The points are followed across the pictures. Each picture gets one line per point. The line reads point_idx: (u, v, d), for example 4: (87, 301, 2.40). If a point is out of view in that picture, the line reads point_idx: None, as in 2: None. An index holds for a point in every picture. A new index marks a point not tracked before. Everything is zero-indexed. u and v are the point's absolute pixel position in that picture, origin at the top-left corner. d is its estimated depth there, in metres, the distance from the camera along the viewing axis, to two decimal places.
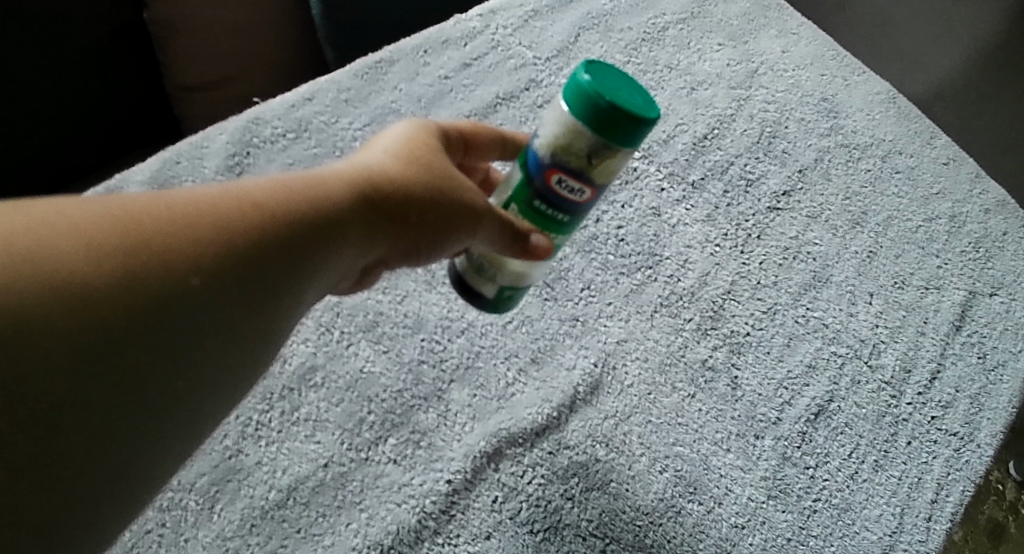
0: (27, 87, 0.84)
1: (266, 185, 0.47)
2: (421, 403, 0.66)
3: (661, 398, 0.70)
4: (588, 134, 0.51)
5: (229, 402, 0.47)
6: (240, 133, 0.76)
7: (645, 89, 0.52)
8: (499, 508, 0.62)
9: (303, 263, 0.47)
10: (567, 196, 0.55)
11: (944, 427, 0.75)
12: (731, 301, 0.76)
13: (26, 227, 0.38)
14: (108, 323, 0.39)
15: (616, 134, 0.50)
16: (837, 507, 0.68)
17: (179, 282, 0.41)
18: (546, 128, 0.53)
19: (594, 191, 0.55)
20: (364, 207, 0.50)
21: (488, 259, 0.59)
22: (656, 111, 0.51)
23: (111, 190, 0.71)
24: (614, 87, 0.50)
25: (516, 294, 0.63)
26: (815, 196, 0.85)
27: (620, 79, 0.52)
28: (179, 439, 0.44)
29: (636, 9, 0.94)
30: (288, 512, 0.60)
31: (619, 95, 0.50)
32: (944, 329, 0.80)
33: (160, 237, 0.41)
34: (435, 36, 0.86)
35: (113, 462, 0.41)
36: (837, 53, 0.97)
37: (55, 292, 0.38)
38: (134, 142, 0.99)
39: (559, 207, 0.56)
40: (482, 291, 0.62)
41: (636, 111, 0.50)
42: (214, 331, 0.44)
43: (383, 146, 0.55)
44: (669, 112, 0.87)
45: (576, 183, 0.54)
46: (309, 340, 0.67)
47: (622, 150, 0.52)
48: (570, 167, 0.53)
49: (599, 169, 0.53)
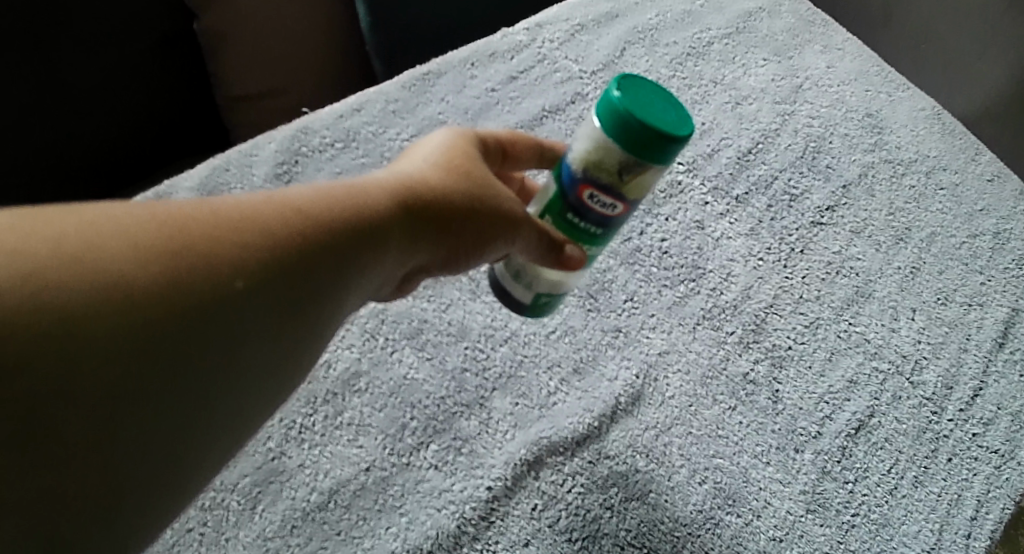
0: (80, 92, 0.88)
1: (309, 194, 0.48)
2: (463, 410, 0.67)
3: (702, 410, 0.70)
4: (618, 152, 0.52)
5: (269, 404, 0.49)
6: (289, 141, 0.78)
7: (679, 103, 0.53)
8: (539, 515, 0.63)
9: (343, 270, 0.48)
10: (599, 211, 0.56)
11: (986, 444, 0.73)
12: (774, 315, 0.76)
13: (76, 230, 0.40)
14: (158, 324, 0.40)
15: (647, 152, 0.51)
16: (875, 522, 0.67)
17: (225, 287, 0.43)
18: (579, 144, 0.54)
19: (627, 205, 0.55)
20: (404, 216, 0.51)
21: (524, 267, 0.61)
22: (689, 127, 0.52)
23: (162, 196, 0.73)
24: (645, 104, 0.51)
25: (551, 302, 0.64)
26: (860, 211, 0.85)
27: (653, 95, 0.52)
28: (222, 436, 0.45)
29: (681, 23, 0.94)
30: (329, 514, 0.61)
31: (650, 113, 0.51)
32: (987, 345, 0.78)
33: (206, 242, 0.43)
34: (482, 49, 0.87)
35: (161, 458, 0.42)
36: (881, 69, 0.97)
37: (105, 293, 0.39)
38: (185, 149, 1.02)
39: (592, 219, 0.56)
40: (519, 298, 0.63)
41: (666, 129, 0.50)
42: (258, 335, 0.45)
43: (423, 155, 0.56)
44: (713, 126, 0.87)
45: (608, 199, 0.55)
46: (354, 346, 0.68)
47: (653, 168, 0.52)
48: (602, 183, 0.54)
49: (631, 186, 0.54)
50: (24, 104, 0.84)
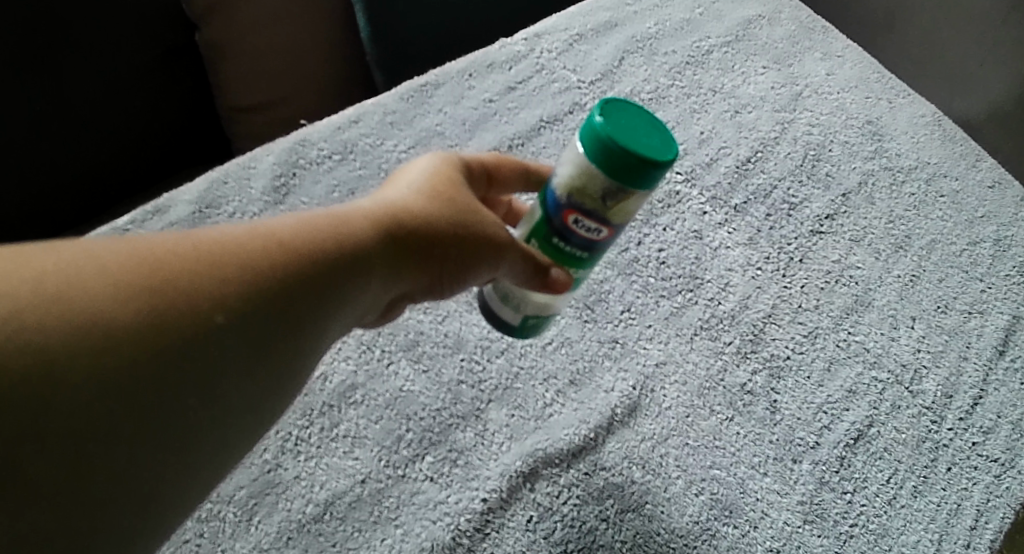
0: (81, 107, 0.88)
1: (290, 225, 0.48)
2: (459, 422, 0.66)
3: (700, 421, 0.69)
4: (601, 178, 0.52)
5: (257, 435, 0.48)
6: (287, 154, 0.78)
7: (665, 127, 0.53)
8: (534, 527, 0.62)
9: (327, 299, 0.48)
10: (584, 235, 0.55)
11: (985, 453, 0.72)
12: (772, 324, 0.76)
13: (56, 269, 0.40)
14: (136, 360, 0.40)
15: (630, 178, 0.51)
16: (874, 533, 0.67)
17: (204, 320, 0.43)
18: (564, 169, 0.54)
19: (612, 229, 0.55)
20: (389, 244, 0.51)
21: (514, 290, 0.61)
22: (673, 151, 0.51)
23: (160, 209, 0.73)
24: (627, 130, 0.51)
25: (542, 321, 0.64)
26: (860, 219, 0.84)
27: (637, 119, 0.52)
28: (207, 469, 0.45)
29: (681, 32, 0.94)
30: (324, 526, 0.61)
31: (633, 139, 0.51)
32: (987, 353, 0.78)
33: (185, 277, 0.43)
34: (480, 60, 0.87)
35: (143, 493, 0.42)
36: (881, 76, 0.97)
37: (84, 329, 0.39)
38: (187, 161, 1.02)
39: (578, 244, 0.56)
40: (508, 318, 0.63)
41: (649, 154, 0.50)
42: (240, 366, 0.45)
43: (408, 182, 0.56)
44: (712, 136, 0.87)
45: (592, 224, 0.55)
46: (350, 358, 0.68)
47: (637, 193, 0.52)
48: (586, 208, 0.54)
49: (615, 210, 0.53)
50: (24, 117, 0.85)
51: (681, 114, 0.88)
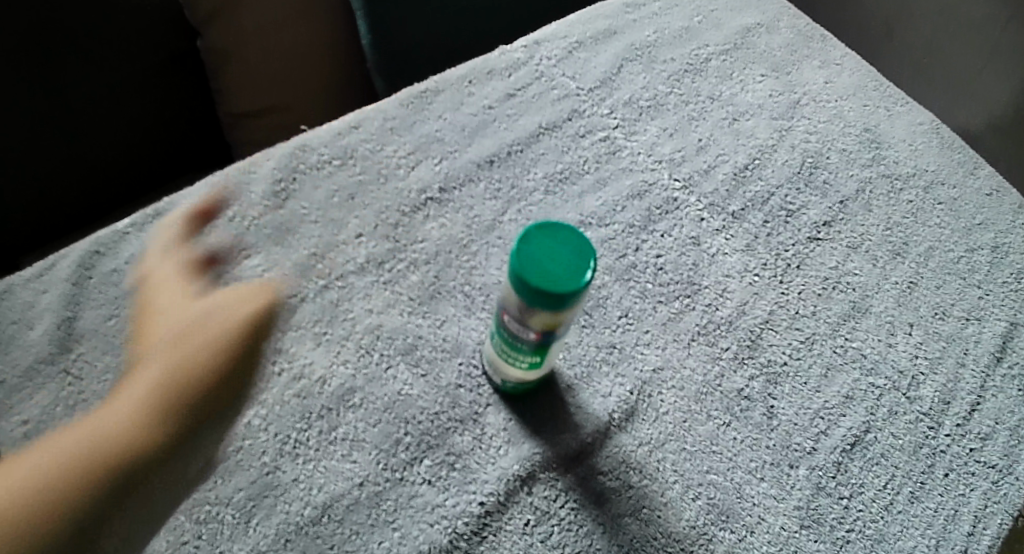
0: (82, 112, 0.89)
1: None
2: (457, 425, 0.67)
3: (697, 426, 0.70)
4: (515, 294, 0.58)
5: None
6: (287, 158, 0.79)
7: (590, 257, 0.57)
8: (531, 531, 0.63)
9: None
10: (518, 331, 0.61)
11: (983, 459, 0.73)
12: (769, 330, 0.76)
13: None
14: None
15: (532, 300, 0.57)
16: (869, 538, 0.67)
17: None
18: (503, 304, 0.61)
19: (537, 336, 0.60)
20: None
21: (494, 356, 0.66)
22: (582, 282, 0.56)
23: (160, 212, 0.74)
24: (544, 266, 0.57)
25: (528, 388, 0.68)
26: (856, 226, 0.85)
27: (559, 238, 0.58)
28: None
29: (679, 40, 0.95)
30: (322, 529, 0.61)
31: (546, 276, 0.57)
32: (984, 360, 0.78)
33: None
34: (480, 67, 0.88)
35: None
36: (879, 84, 0.97)
37: None
38: (188, 166, 1.03)
39: (519, 340, 0.62)
40: (493, 381, 0.69)
41: (548, 294, 0.56)
42: None
43: None
44: (709, 143, 0.87)
45: (520, 324, 0.60)
46: (349, 362, 0.69)
47: (546, 314, 0.58)
48: (511, 312, 0.60)
49: (534, 320, 0.59)
50: (24, 123, 0.86)
51: (679, 121, 0.88)
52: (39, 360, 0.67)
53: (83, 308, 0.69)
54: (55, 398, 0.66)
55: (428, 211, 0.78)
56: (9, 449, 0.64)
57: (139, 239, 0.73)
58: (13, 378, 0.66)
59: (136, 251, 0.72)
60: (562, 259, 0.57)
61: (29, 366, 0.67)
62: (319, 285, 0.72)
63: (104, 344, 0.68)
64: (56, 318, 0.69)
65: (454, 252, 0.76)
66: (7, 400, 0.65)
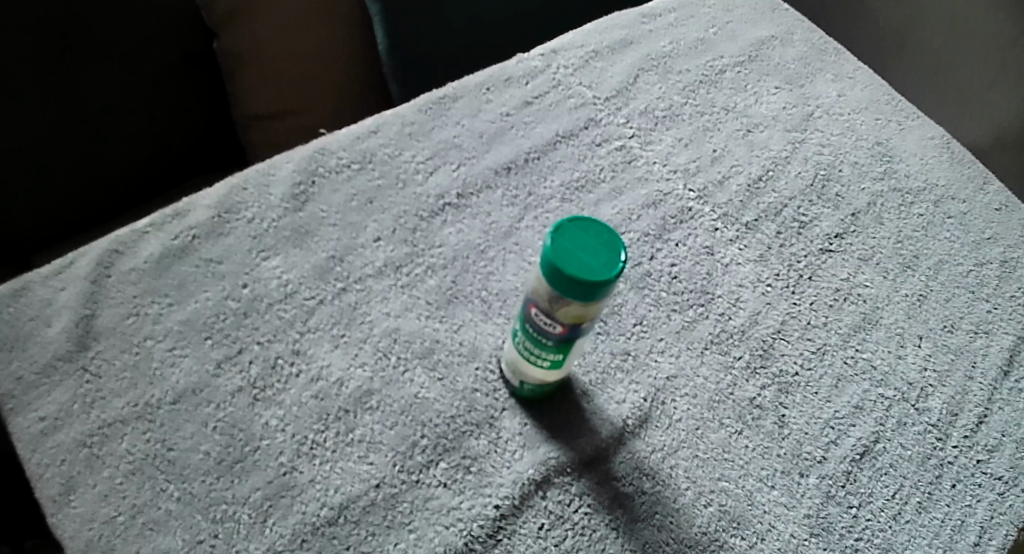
0: (97, 112, 0.91)
1: None
2: (472, 429, 0.68)
3: (708, 433, 0.71)
4: (546, 281, 0.59)
5: None
6: (307, 162, 0.80)
7: (620, 248, 0.59)
8: (545, 534, 0.64)
9: None
10: (544, 325, 0.62)
11: (990, 471, 0.73)
12: (780, 340, 0.77)
13: None
14: None
15: (564, 288, 0.58)
16: (878, 547, 0.68)
17: None
18: (529, 298, 0.62)
19: (565, 329, 0.61)
20: None
21: (514, 354, 0.67)
22: (616, 271, 0.58)
23: (179, 213, 0.75)
24: (574, 255, 0.58)
25: (544, 390, 0.68)
26: (868, 239, 0.86)
27: (590, 232, 0.59)
28: None
29: (694, 51, 0.96)
30: (338, 529, 0.62)
31: (576, 263, 0.58)
32: (992, 374, 0.79)
33: None
34: (498, 75, 0.89)
35: None
36: (892, 98, 0.98)
37: None
38: (202, 168, 1.04)
39: (543, 334, 0.62)
40: (511, 381, 0.69)
41: (582, 280, 0.57)
42: None
43: None
44: (724, 154, 0.88)
45: (547, 318, 0.61)
46: (366, 365, 0.70)
47: (577, 301, 0.59)
48: (539, 305, 0.61)
49: (563, 311, 0.60)
50: (36, 122, 0.88)
51: (694, 132, 0.89)
52: (56, 357, 0.67)
53: (102, 307, 0.70)
54: (72, 395, 0.66)
55: (446, 217, 0.79)
56: (25, 444, 0.64)
57: (158, 239, 0.74)
58: (30, 374, 0.67)
59: (155, 251, 0.73)
60: (593, 251, 0.58)
61: (46, 363, 0.67)
62: (337, 288, 0.73)
63: (122, 342, 0.68)
64: (75, 315, 0.69)
65: (472, 258, 0.77)
66: (25, 397, 0.66)
